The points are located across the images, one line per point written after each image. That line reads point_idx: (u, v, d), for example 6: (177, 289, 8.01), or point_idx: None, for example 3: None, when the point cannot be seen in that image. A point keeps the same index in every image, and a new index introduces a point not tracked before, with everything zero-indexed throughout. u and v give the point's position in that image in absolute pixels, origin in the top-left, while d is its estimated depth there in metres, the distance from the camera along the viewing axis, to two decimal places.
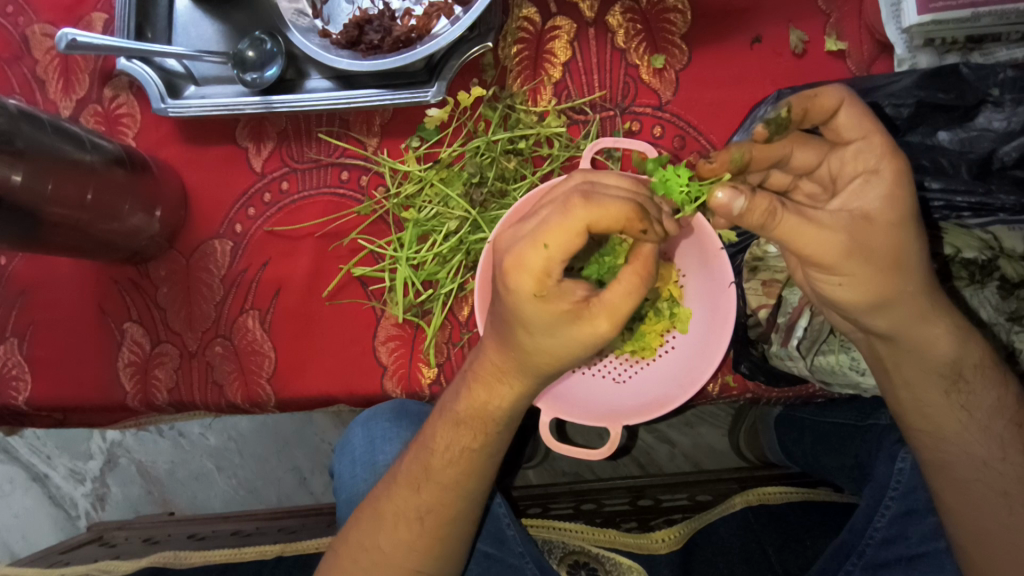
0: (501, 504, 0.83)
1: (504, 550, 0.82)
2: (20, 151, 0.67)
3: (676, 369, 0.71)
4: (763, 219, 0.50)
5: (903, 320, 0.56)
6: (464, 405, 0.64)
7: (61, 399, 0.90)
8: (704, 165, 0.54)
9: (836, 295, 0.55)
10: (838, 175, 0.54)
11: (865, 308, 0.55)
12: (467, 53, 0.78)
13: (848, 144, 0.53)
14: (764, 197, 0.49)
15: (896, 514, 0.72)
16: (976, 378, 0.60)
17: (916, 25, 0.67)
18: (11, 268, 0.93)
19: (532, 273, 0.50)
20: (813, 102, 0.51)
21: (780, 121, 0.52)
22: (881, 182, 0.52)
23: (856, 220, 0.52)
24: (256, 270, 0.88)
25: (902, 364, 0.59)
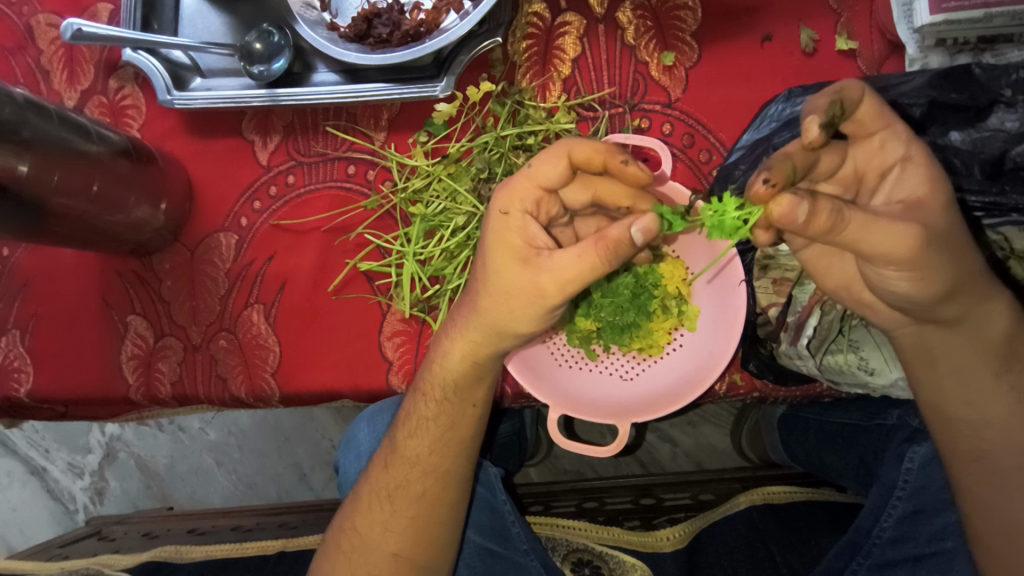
0: (506, 501, 0.83)
1: (508, 548, 0.82)
2: (26, 141, 0.67)
3: (683, 367, 0.72)
4: (830, 222, 0.45)
5: (970, 303, 0.55)
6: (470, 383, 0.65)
7: (63, 392, 0.90)
8: (761, 189, 0.45)
9: (910, 291, 0.52)
10: (865, 172, 0.54)
11: (937, 298, 0.53)
12: (477, 48, 0.78)
13: (873, 134, 0.53)
14: (827, 203, 0.44)
15: (904, 514, 0.73)
16: (986, 379, 0.60)
17: (928, 25, 0.67)
18: (14, 260, 0.93)
19: (511, 190, 0.55)
20: (842, 96, 0.49)
21: (830, 116, 0.47)
22: (917, 168, 0.52)
23: (913, 209, 0.52)
24: (261, 263, 0.88)
25: (954, 351, 0.59)
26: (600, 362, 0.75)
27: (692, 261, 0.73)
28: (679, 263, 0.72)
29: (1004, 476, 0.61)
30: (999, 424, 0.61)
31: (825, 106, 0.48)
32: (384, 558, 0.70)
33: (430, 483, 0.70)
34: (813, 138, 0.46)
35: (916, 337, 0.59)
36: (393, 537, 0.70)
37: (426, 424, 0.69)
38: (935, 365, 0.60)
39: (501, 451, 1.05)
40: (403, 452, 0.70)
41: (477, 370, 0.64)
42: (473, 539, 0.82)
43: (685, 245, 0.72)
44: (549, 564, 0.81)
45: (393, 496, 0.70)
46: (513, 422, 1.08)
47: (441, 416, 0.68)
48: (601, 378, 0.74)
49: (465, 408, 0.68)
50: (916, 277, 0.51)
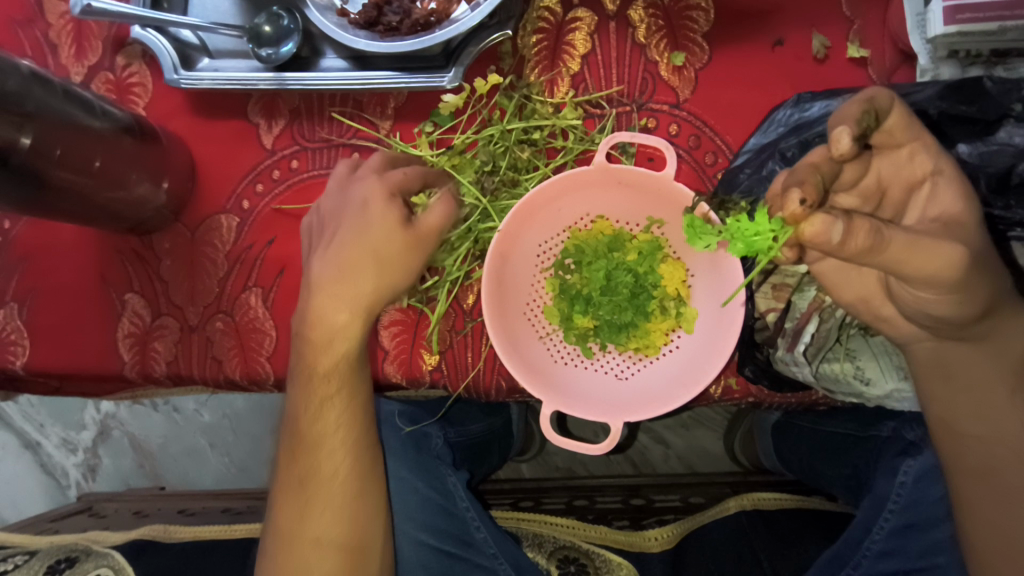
0: (469, 507, 0.85)
1: (471, 551, 0.81)
2: (29, 114, 0.67)
3: (678, 368, 0.71)
4: (869, 241, 0.44)
5: (1003, 324, 0.57)
6: (328, 346, 0.69)
7: (58, 367, 0.90)
8: (796, 209, 0.44)
9: (945, 312, 0.53)
10: (890, 183, 0.56)
11: (969, 319, 0.54)
12: (486, 40, 0.77)
13: (902, 145, 0.54)
14: (864, 222, 0.43)
15: (895, 528, 0.72)
16: (984, 394, 0.60)
17: (941, 35, 0.65)
18: (15, 233, 0.93)
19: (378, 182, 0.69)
20: (875, 104, 0.50)
21: (862, 128, 0.48)
22: (948, 182, 0.54)
23: (951, 226, 0.52)
24: (261, 246, 0.88)
25: (964, 367, 0.59)
26: (596, 361, 0.74)
27: (691, 261, 0.72)
28: (679, 263, 0.72)
29: (995, 490, 0.61)
30: (990, 437, 0.61)
31: (859, 115, 0.48)
32: (327, 552, 0.70)
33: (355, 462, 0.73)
34: (844, 150, 0.46)
35: (933, 351, 0.60)
36: (311, 520, 0.71)
37: (328, 403, 0.71)
38: (951, 380, 0.60)
39: (489, 454, 1.04)
40: (315, 440, 0.72)
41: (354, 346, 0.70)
42: (427, 541, 0.81)
43: (683, 242, 0.72)
44: (519, 564, 0.81)
45: (303, 487, 0.72)
46: (484, 423, 1.02)
47: (341, 390, 0.71)
48: (595, 377, 0.73)
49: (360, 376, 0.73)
50: (956, 299, 0.51)
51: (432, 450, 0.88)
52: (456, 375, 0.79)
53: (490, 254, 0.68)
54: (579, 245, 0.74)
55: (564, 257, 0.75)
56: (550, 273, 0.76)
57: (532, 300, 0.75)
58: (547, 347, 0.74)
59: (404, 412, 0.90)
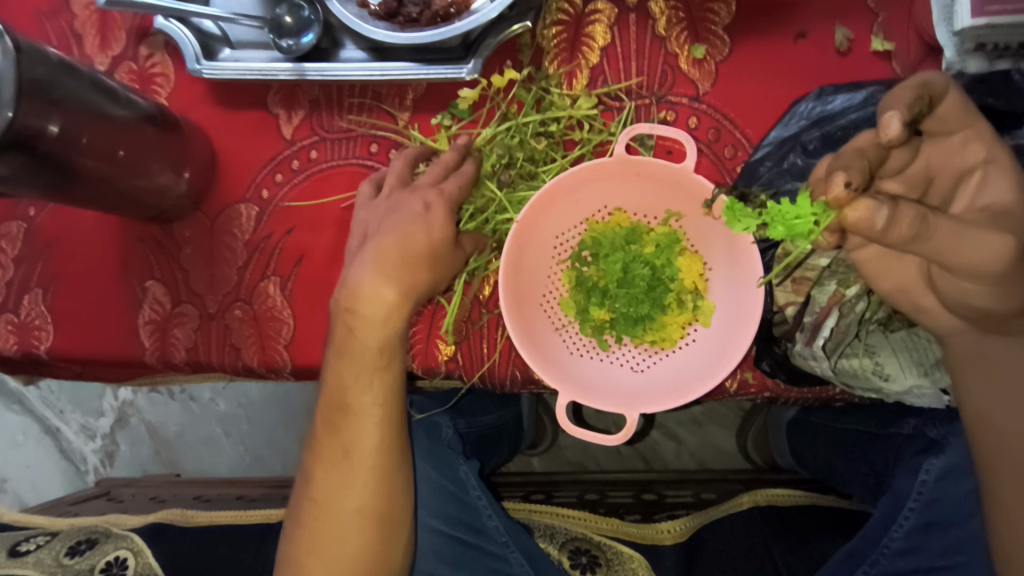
0: (482, 497, 0.83)
1: (482, 538, 0.82)
2: (56, 101, 0.67)
3: (695, 360, 0.70)
4: (914, 229, 0.44)
5: None
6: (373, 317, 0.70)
7: (80, 352, 0.92)
8: (840, 192, 0.43)
9: (990, 304, 0.52)
10: (940, 172, 0.56)
11: (1011, 312, 0.53)
12: (506, 31, 0.78)
13: (955, 133, 0.55)
14: (909, 209, 0.43)
15: (915, 526, 0.71)
16: (1018, 390, 0.59)
17: (969, 28, 0.64)
18: (40, 220, 0.95)
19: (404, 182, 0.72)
20: (931, 89, 0.52)
21: (911, 111, 0.48)
22: (1001, 169, 0.54)
23: (1000, 215, 0.53)
24: (280, 236, 0.89)
25: (1005, 360, 0.58)
26: (612, 353, 0.74)
27: (710, 254, 0.72)
28: (697, 256, 0.72)
29: (1019, 488, 0.60)
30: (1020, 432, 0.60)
31: (909, 103, 0.49)
32: (358, 520, 0.71)
33: (388, 435, 0.73)
34: (893, 135, 0.46)
35: (973, 344, 0.59)
36: (346, 489, 0.72)
37: (373, 372, 0.72)
38: (990, 372, 0.59)
39: (499, 446, 1.04)
40: (356, 408, 0.72)
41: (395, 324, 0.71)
42: (440, 527, 0.83)
43: (701, 235, 0.72)
44: (533, 553, 0.81)
45: (347, 455, 0.72)
46: (495, 414, 1.03)
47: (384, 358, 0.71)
48: (612, 369, 0.73)
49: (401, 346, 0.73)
50: (1002, 292, 0.50)
51: (443, 440, 0.88)
52: (472, 365, 0.80)
53: (508, 245, 0.68)
54: (596, 237, 0.74)
55: (581, 250, 0.75)
56: (568, 265, 0.76)
57: (549, 292, 0.75)
58: (561, 341, 0.73)
59: (418, 404, 0.92)
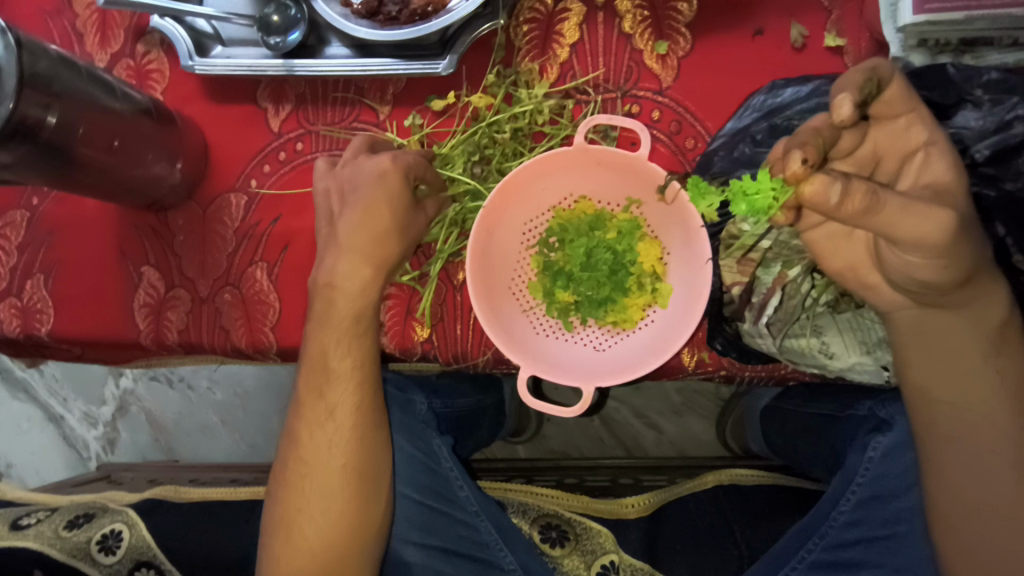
0: (454, 468, 0.89)
1: (452, 506, 0.87)
2: (56, 94, 0.72)
3: (653, 340, 0.74)
4: (866, 204, 0.47)
5: (975, 292, 0.59)
6: (338, 291, 0.75)
7: (79, 334, 0.97)
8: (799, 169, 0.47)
9: (931, 277, 0.56)
10: (886, 154, 0.61)
11: (951, 286, 0.57)
12: (479, 29, 0.82)
13: (901, 115, 0.59)
14: (862, 184, 0.45)
15: (862, 499, 0.75)
16: (959, 361, 0.62)
17: (911, 24, 0.67)
18: (43, 210, 1.00)
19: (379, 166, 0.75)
20: (877, 74, 0.56)
21: (861, 94, 0.52)
22: (940, 151, 0.58)
23: (939, 192, 0.56)
24: (267, 223, 0.93)
25: (947, 334, 0.62)
26: (577, 334, 0.78)
27: (668, 239, 0.75)
28: (656, 242, 0.76)
29: (953, 458, 0.64)
30: (955, 401, 0.63)
31: (858, 83, 0.54)
32: (336, 477, 0.76)
33: (364, 399, 0.78)
34: (844, 117, 0.51)
35: (914, 318, 0.62)
36: (327, 450, 0.76)
37: (343, 340, 0.77)
38: (927, 346, 0.63)
39: (480, 428, 1.09)
40: (330, 373, 0.77)
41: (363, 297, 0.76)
42: (410, 495, 0.86)
43: (659, 221, 0.75)
44: (499, 522, 0.87)
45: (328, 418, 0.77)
46: (474, 398, 1.06)
47: (350, 329, 0.77)
48: (574, 348, 0.77)
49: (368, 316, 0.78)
50: (941, 264, 0.54)
51: (417, 415, 0.93)
52: (447, 346, 0.84)
53: (476, 230, 0.72)
54: (562, 224, 0.78)
55: (548, 236, 0.79)
56: (535, 251, 0.80)
57: (517, 276, 0.79)
58: (526, 321, 0.77)
59: (396, 381, 0.98)
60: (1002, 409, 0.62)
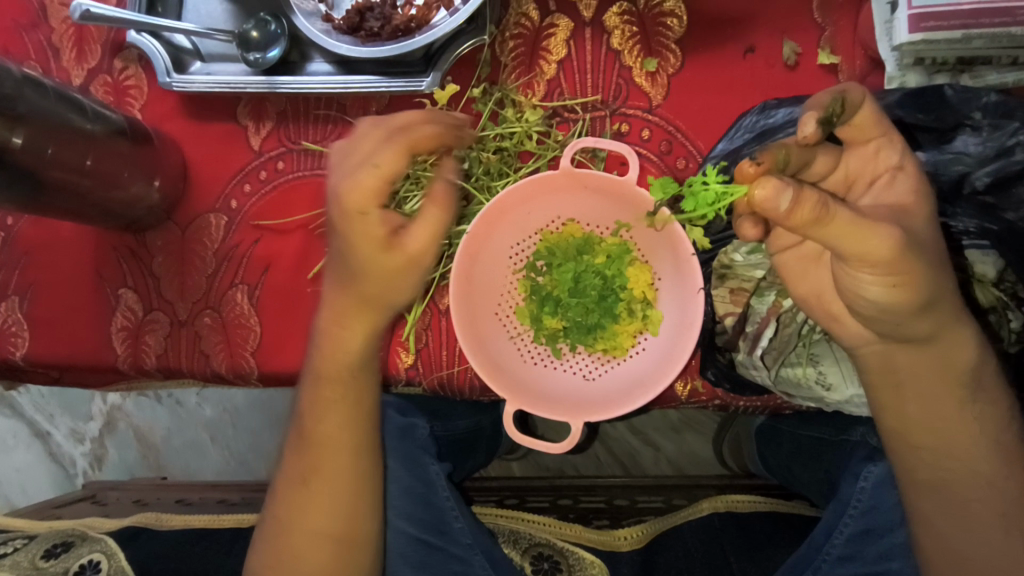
0: (449, 498, 0.87)
1: (446, 540, 0.84)
2: (21, 116, 0.70)
3: (643, 370, 0.72)
4: (814, 214, 0.46)
5: (942, 323, 0.55)
6: (321, 358, 0.70)
7: (55, 358, 0.94)
8: (749, 167, 0.50)
9: (885, 299, 0.52)
10: (857, 177, 0.58)
11: (913, 316, 0.54)
12: (463, 46, 0.80)
13: (871, 140, 0.57)
14: (813, 193, 0.45)
15: (854, 533, 0.72)
16: (938, 406, 0.61)
17: (907, 43, 0.65)
18: (17, 229, 0.97)
19: (368, 190, 0.57)
20: (845, 97, 0.53)
21: (829, 113, 0.52)
22: (907, 177, 0.56)
23: (898, 214, 0.54)
24: (248, 245, 0.91)
25: (918, 373, 0.59)
26: (565, 361, 0.75)
27: (659, 264, 0.73)
28: (646, 266, 0.73)
29: (944, 500, 0.63)
30: (934, 446, 0.62)
31: (827, 103, 0.52)
32: (321, 540, 0.73)
33: (358, 464, 0.75)
34: (809, 134, 0.50)
35: (882, 355, 0.59)
36: (309, 514, 0.73)
37: (332, 406, 0.72)
38: (899, 390, 0.60)
39: (476, 451, 1.05)
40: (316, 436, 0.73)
41: (352, 358, 0.70)
42: (405, 529, 0.85)
43: (650, 246, 0.73)
44: (493, 556, 0.83)
45: (308, 480, 0.74)
46: (472, 419, 1.02)
47: (345, 396, 0.72)
48: (563, 377, 0.75)
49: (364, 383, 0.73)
50: (891, 283, 0.51)
51: (416, 440, 0.90)
52: (432, 372, 0.81)
53: (459, 257, 0.70)
54: (549, 248, 0.75)
55: (535, 260, 0.76)
56: (523, 275, 0.77)
57: (504, 301, 0.77)
58: (514, 350, 0.75)
59: (396, 403, 0.93)
60: (978, 453, 0.62)
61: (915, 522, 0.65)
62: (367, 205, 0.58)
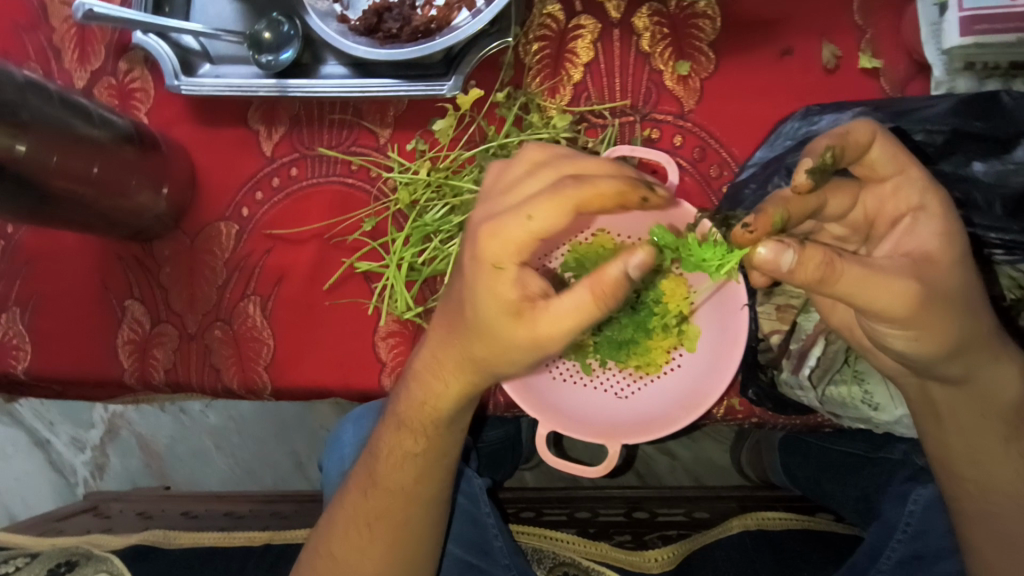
0: (490, 514, 0.83)
1: (489, 562, 0.81)
2: (24, 123, 0.66)
3: (680, 388, 0.70)
4: (820, 271, 0.45)
5: (977, 363, 0.54)
6: (406, 407, 0.64)
7: (58, 372, 0.90)
8: (742, 234, 0.50)
9: (908, 348, 0.52)
10: (876, 218, 0.56)
11: (939, 359, 0.52)
12: (487, 48, 0.76)
13: (887, 178, 0.54)
14: (815, 251, 0.44)
15: (902, 559, 0.69)
16: (980, 441, 0.58)
17: (958, 47, 0.62)
18: (18, 238, 0.93)
19: (512, 244, 0.48)
20: (848, 139, 0.50)
21: (823, 161, 0.48)
22: (929, 218, 0.53)
23: (920, 262, 0.51)
24: (260, 255, 0.87)
25: (958, 410, 0.57)
26: (596, 377, 0.72)
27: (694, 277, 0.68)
28: (681, 278, 0.68)
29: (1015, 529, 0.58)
30: (980, 481, 0.59)
31: (820, 151, 0.49)
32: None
33: (412, 514, 0.69)
34: (802, 184, 0.48)
35: (919, 388, 0.58)
36: (360, 553, 0.68)
37: (407, 455, 0.67)
38: (941, 422, 0.58)
39: (497, 462, 1.04)
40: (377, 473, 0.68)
41: (442, 415, 0.63)
42: (454, 551, 0.82)
43: None
44: None
45: (369, 522, 0.68)
46: (502, 430, 1.01)
47: (426, 450, 0.66)
48: (595, 395, 0.72)
49: (449, 436, 0.66)
50: (913, 334, 0.50)
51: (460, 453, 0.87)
52: None
53: None
54: (578, 259, 0.72)
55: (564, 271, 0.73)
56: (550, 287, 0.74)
57: None
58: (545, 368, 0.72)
59: None
60: None
61: (961, 551, 0.63)
62: (501, 259, 0.48)
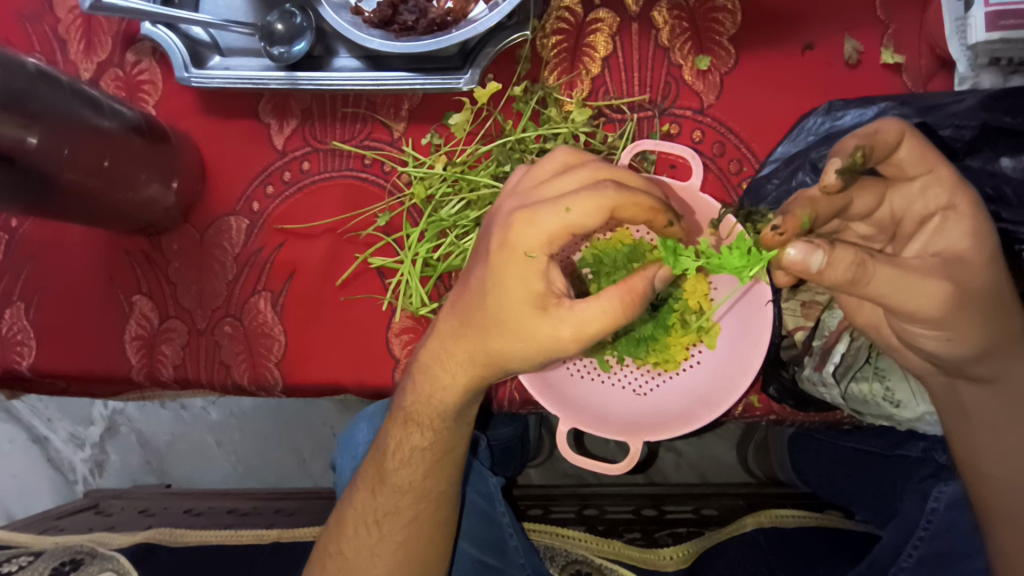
0: (506, 513, 0.83)
1: (504, 562, 0.80)
2: (35, 113, 0.65)
3: (700, 385, 0.69)
4: (852, 272, 0.44)
5: (1005, 363, 0.54)
6: (412, 401, 0.63)
7: (63, 369, 0.89)
8: (771, 235, 0.48)
9: (939, 348, 0.52)
10: (903, 218, 0.54)
11: (966, 358, 0.53)
12: (505, 41, 0.75)
13: (915, 178, 0.52)
14: (847, 252, 0.44)
15: (925, 556, 0.69)
16: (1010, 439, 0.57)
17: (984, 41, 0.64)
18: (22, 231, 0.91)
19: (546, 235, 0.48)
20: (877, 139, 0.48)
21: (852, 161, 0.47)
22: (959, 218, 0.51)
23: (952, 263, 0.50)
24: (272, 249, 0.86)
25: (985, 408, 0.57)
26: (613, 374, 0.72)
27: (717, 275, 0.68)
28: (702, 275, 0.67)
29: None
30: (1009, 479, 0.58)
31: (850, 149, 0.47)
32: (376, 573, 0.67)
33: (421, 509, 0.68)
34: (830, 183, 0.46)
35: (946, 387, 0.58)
36: (374, 551, 0.67)
37: (419, 453, 0.65)
38: (969, 422, 0.58)
39: (506, 458, 1.03)
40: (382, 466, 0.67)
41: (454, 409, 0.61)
42: (468, 550, 0.80)
43: None
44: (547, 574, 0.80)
45: (380, 522, 0.67)
46: (512, 428, 1.01)
47: (437, 444, 0.65)
48: (613, 391, 0.71)
49: (459, 433, 0.65)
50: (945, 335, 0.51)
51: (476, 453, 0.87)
52: None
53: None
54: (597, 255, 0.71)
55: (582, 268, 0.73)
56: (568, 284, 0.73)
57: None
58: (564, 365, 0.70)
59: None
60: None
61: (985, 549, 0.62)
62: (532, 249, 0.49)
